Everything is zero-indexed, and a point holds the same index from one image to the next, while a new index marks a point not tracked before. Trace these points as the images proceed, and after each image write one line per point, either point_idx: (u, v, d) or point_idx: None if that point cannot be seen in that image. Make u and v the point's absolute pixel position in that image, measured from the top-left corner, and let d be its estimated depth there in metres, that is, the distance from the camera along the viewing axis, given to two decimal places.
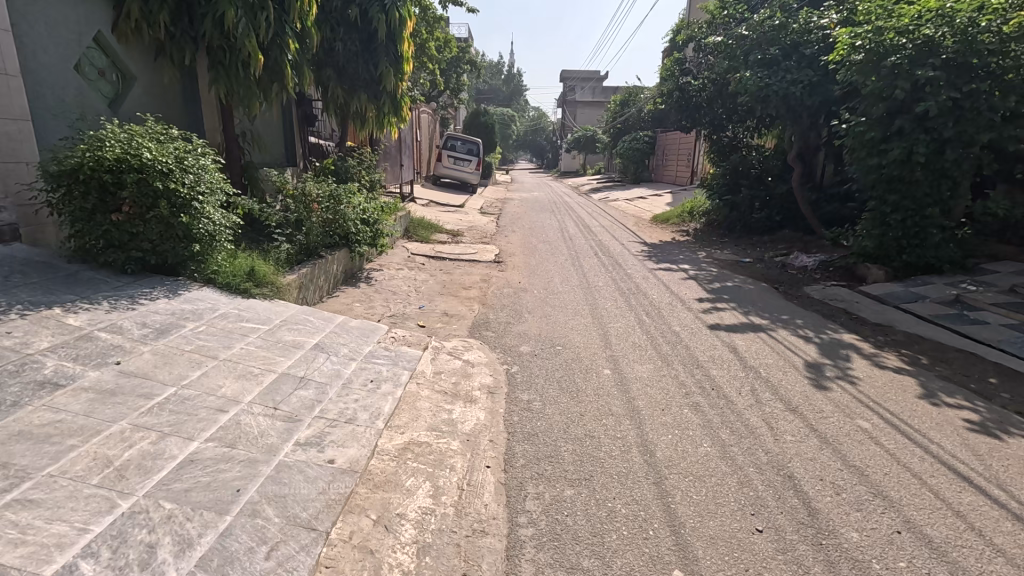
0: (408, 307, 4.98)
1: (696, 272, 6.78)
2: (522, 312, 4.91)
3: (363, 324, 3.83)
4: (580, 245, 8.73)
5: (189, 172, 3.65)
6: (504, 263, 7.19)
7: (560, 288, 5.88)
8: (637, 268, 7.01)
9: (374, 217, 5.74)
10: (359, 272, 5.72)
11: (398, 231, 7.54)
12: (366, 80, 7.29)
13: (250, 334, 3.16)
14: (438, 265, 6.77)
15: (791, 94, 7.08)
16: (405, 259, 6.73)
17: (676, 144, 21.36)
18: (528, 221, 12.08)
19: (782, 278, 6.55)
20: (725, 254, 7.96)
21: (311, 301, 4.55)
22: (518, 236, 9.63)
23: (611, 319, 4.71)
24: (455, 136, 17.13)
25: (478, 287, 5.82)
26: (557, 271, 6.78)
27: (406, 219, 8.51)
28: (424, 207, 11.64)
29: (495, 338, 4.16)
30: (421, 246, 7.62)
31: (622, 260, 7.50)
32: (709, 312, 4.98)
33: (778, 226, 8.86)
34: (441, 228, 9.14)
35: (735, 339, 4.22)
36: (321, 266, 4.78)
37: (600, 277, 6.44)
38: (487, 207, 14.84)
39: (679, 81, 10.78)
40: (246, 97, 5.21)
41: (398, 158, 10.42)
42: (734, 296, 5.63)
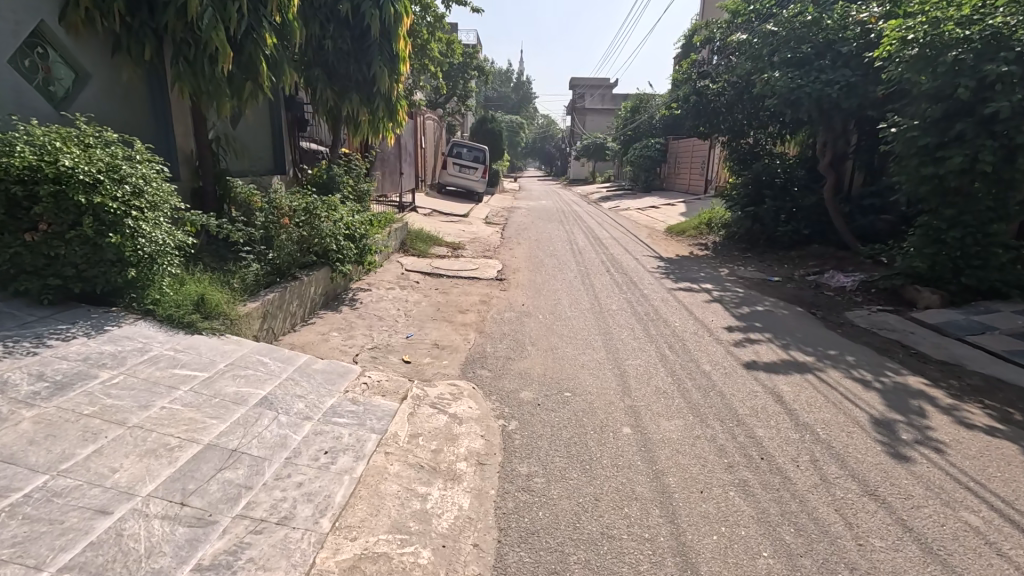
0: (394, 336, 4.34)
1: (721, 293, 6.08)
2: (526, 343, 4.25)
3: (330, 365, 3.19)
4: (590, 259, 8.06)
5: (124, 183, 3.05)
6: (506, 280, 6.55)
7: (569, 311, 5.22)
8: (654, 288, 6.32)
9: (360, 232, 5.12)
10: (341, 294, 5.12)
11: (391, 246, 6.93)
12: (359, 80, 6.71)
13: (180, 388, 2.52)
14: (434, 284, 6.13)
15: (827, 96, 6.38)
16: (398, 277, 6.11)
17: (690, 151, 20.68)
18: (535, 232, 11.45)
19: (818, 300, 5.83)
20: (750, 271, 7.25)
21: (278, 332, 3.92)
22: (524, 249, 8.99)
23: (629, 354, 4.03)
24: (460, 143, 16.44)
25: (476, 311, 5.18)
26: (565, 290, 6.12)
27: (402, 232, 7.91)
28: (425, 217, 11.04)
29: (492, 379, 3.51)
30: (418, 262, 7.00)
31: (638, 278, 6.81)
32: (743, 345, 4.28)
33: (806, 240, 8.13)
34: (440, 240, 8.53)
35: (778, 382, 3.53)
36: (294, 290, 4.17)
37: (613, 299, 5.76)
38: (493, 216, 14.23)
39: (696, 85, 10.12)
40: (215, 97, 4.61)
41: (396, 164, 9.86)
42: (767, 323, 4.93)
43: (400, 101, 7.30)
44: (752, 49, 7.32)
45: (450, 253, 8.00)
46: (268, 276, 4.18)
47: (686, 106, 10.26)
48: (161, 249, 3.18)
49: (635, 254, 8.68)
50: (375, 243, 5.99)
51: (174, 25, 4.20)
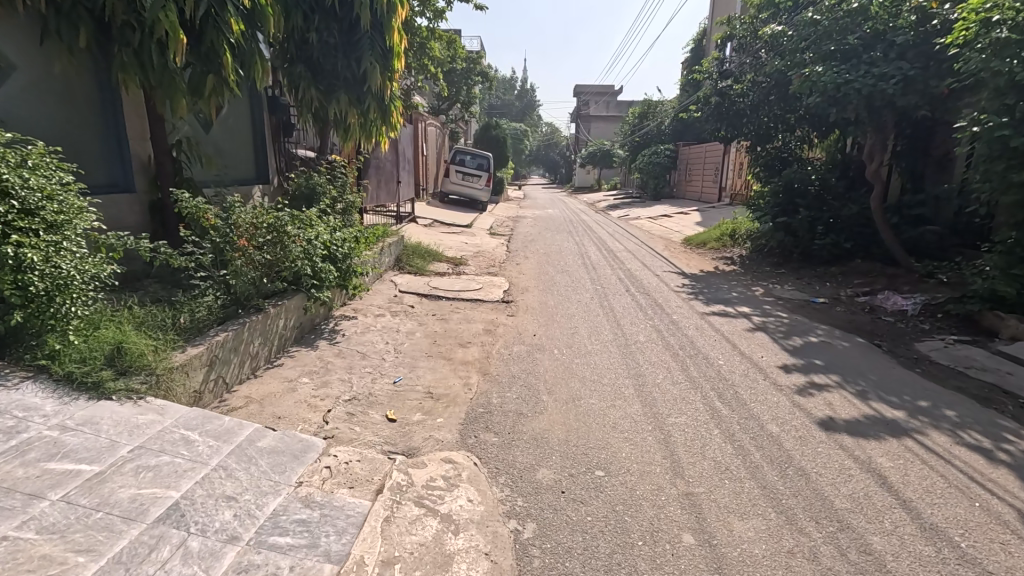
0: (378, 382, 3.56)
1: (761, 318, 5.27)
2: (541, 390, 3.46)
3: (282, 439, 2.39)
4: (606, 276, 7.29)
5: (8, 198, 2.31)
6: (513, 303, 5.77)
7: (589, 343, 4.42)
8: (684, 312, 5.52)
9: (340, 252, 4.35)
10: (318, 325, 4.35)
11: (382, 264, 6.17)
12: (347, 77, 5.98)
13: (48, 496, 1.72)
14: (431, 309, 5.35)
15: (879, 92, 5.60)
16: (389, 302, 5.33)
17: (702, 157, 19.88)
18: (543, 244, 10.66)
19: (878, 328, 5.00)
20: (788, 291, 6.43)
21: (230, 382, 3.13)
22: (531, 264, 8.22)
23: (671, 406, 3.24)
24: (464, 150, 15.86)
25: (480, 344, 4.39)
26: (581, 316, 5.33)
27: (397, 246, 7.14)
28: (424, 229, 10.29)
29: (501, 449, 2.72)
30: (413, 283, 6.22)
31: (663, 299, 6.02)
32: (809, 392, 3.47)
33: (847, 254, 7.31)
34: (440, 255, 7.75)
35: (873, 452, 2.71)
36: (255, 326, 3.41)
37: (638, 327, 4.96)
38: (497, 227, 13.47)
39: (717, 85, 9.40)
40: (168, 92, 3.86)
41: (394, 172, 9.12)
42: (829, 360, 4.12)
43: (395, 101, 6.55)
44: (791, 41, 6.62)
45: (450, 270, 7.23)
46: (224, 308, 3.42)
47: (707, 108, 9.53)
48: (65, 282, 2.40)
49: (655, 270, 7.87)
50: (362, 262, 5.20)
51: (115, 6, 3.47)
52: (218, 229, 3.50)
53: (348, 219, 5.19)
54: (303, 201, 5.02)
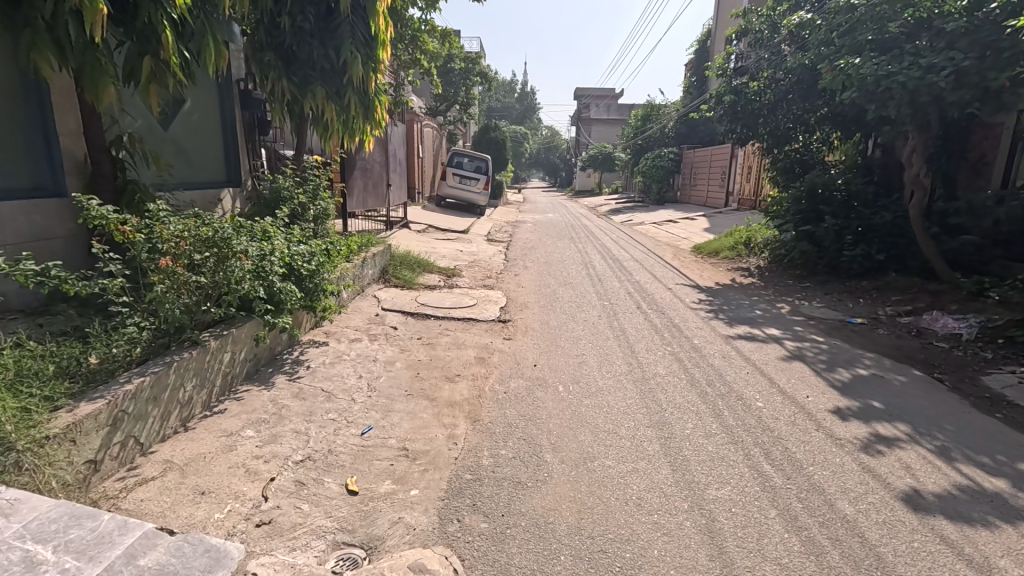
0: (341, 433, 2.89)
1: (795, 343, 4.60)
2: (545, 446, 2.79)
3: (178, 548, 1.73)
4: (614, 290, 6.63)
5: None
6: (511, 323, 5.10)
7: (599, 376, 3.75)
8: (706, 334, 4.85)
9: (306, 269, 3.68)
10: (278, 355, 3.68)
11: (363, 277, 5.50)
12: (324, 68, 5.30)
13: None
14: (416, 332, 4.67)
15: (926, 87, 4.96)
16: (367, 324, 4.65)
17: (708, 160, 19.25)
18: (544, 251, 10.00)
19: (932, 356, 4.33)
20: (818, 308, 5.76)
21: (149, 440, 2.47)
22: (531, 275, 7.55)
23: (710, 470, 2.57)
24: (462, 152, 15.23)
25: (470, 378, 3.72)
26: (589, 339, 4.66)
27: (383, 257, 6.46)
28: (417, 235, 9.63)
29: (492, 543, 2.04)
30: (398, 299, 5.55)
31: (681, 319, 5.37)
32: (878, 449, 2.80)
33: (879, 267, 6.65)
34: (431, 266, 7.07)
35: (988, 548, 2.04)
36: (188, 365, 2.73)
37: (655, 353, 4.29)
38: (496, 233, 12.82)
39: (732, 83, 8.80)
40: (94, 77, 3.19)
41: (383, 175, 8.45)
42: (888, 400, 3.44)
43: (379, 96, 5.87)
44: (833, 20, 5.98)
45: (441, 282, 6.56)
46: (150, 343, 2.76)
47: (721, 107, 8.92)
48: None
49: (666, 282, 7.21)
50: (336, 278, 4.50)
51: None
52: (136, 245, 2.74)
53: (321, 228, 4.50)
54: (267, 206, 4.34)
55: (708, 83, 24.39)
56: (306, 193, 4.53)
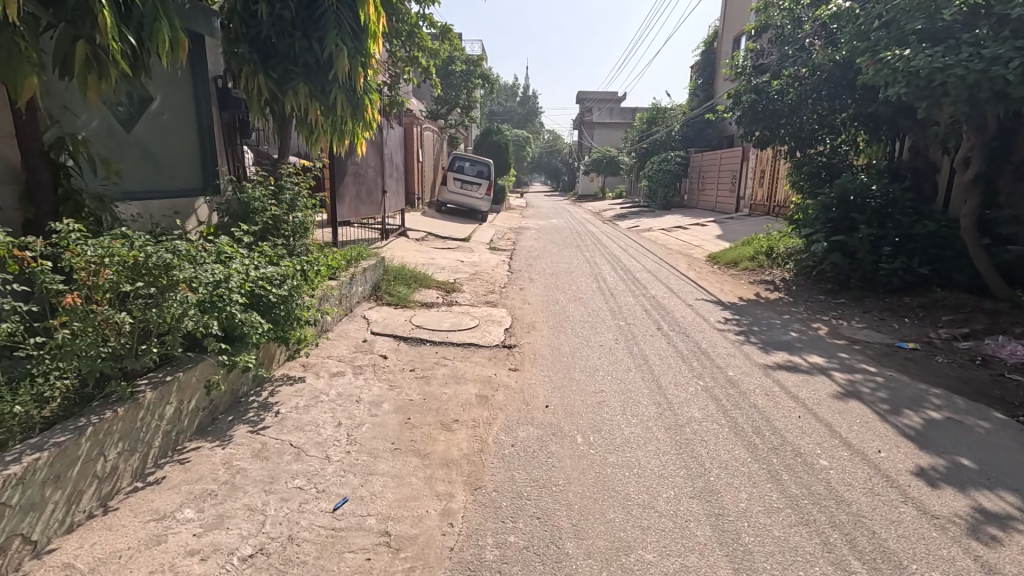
0: (308, 508, 2.30)
1: (845, 375, 4.00)
2: (566, 530, 2.19)
3: None
4: (629, 308, 6.04)
5: None
6: (517, 349, 4.51)
7: (623, 422, 3.16)
8: (742, 363, 4.25)
9: (274, 294, 3.10)
10: (240, 398, 3.09)
11: (350, 297, 4.92)
12: (308, 63, 4.73)
13: None
14: (409, 363, 4.08)
15: (989, 80, 4.37)
16: (353, 355, 4.05)
17: (717, 164, 18.69)
18: (550, 261, 9.41)
19: (1009, 391, 3.72)
20: (860, 330, 5.16)
21: (48, 535, 1.89)
22: (537, 289, 6.96)
23: (784, 570, 1.97)
24: (463, 156, 14.70)
25: (471, 425, 3.12)
26: (606, 369, 4.07)
27: (376, 271, 5.88)
28: (415, 245, 9.06)
29: None
30: (391, 321, 4.96)
31: (708, 343, 4.78)
32: (992, 532, 2.20)
33: (921, 282, 6.04)
34: (429, 280, 6.49)
35: None
36: (110, 429, 2.13)
37: (685, 389, 3.69)
38: (498, 240, 12.26)
39: (752, 81, 8.22)
40: (13, 65, 2.63)
41: (378, 181, 7.88)
42: (978, 456, 2.84)
43: (370, 95, 5.30)
44: (879, 6, 5.39)
45: (439, 298, 5.98)
46: (64, 401, 2.18)
47: (741, 108, 8.34)
48: None
49: (685, 298, 6.62)
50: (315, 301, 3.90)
51: None
52: (41, 275, 2.14)
53: (297, 245, 3.89)
54: (234, 220, 3.73)
55: (715, 86, 23.87)
56: (282, 203, 3.95)
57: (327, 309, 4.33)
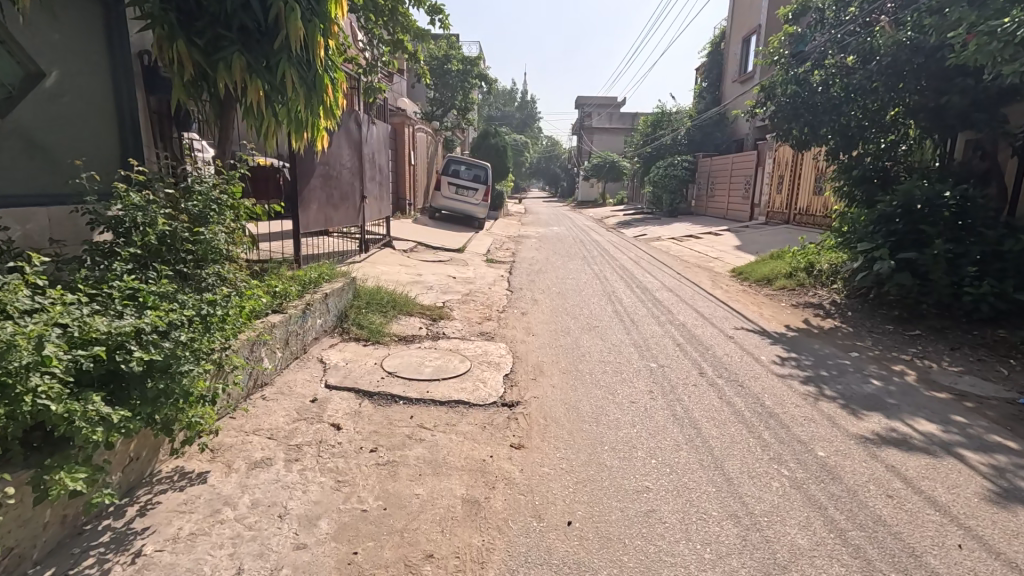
0: None
1: (982, 456, 2.86)
2: None
3: None
4: (658, 342, 4.89)
5: None
6: (521, 410, 3.36)
7: (690, 559, 2.03)
8: (831, 433, 3.11)
9: (138, 360, 1.96)
10: (81, 528, 1.94)
11: (300, 336, 3.75)
12: (245, 27, 3.58)
13: None
14: (372, 437, 2.92)
15: None
16: (291, 427, 2.88)
17: (728, 169, 17.68)
18: (555, 277, 8.28)
19: None
20: (962, 378, 4.01)
21: None
22: (543, 315, 5.81)
23: None
24: (458, 158, 13.58)
25: (454, 568, 1.97)
26: (645, 446, 2.93)
27: (344, 297, 4.72)
28: (400, 258, 7.90)
29: None
30: (356, 367, 3.80)
31: (773, 398, 3.63)
32: None
33: (1016, 311, 4.92)
34: (412, 304, 5.33)
35: None
36: None
37: (766, 484, 2.55)
38: (496, 251, 11.12)
39: (792, 71, 7.13)
40: None
41: (354, 186, 6.71)
42: None
43: (333, 74, 4.12)
44: None
45: (423, 329, 4.82)
46: None
47: (778, 101, 7.23)
48: None
49: (723, 328, 5.46)
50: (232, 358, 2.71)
51: None
52: None
53: (207, 276, 2.70)
54: (101, 243, 2.51)
55: (723, 88, 22.92)
56: (185, 217, 2.79)
57: (256, 358, 3.14)
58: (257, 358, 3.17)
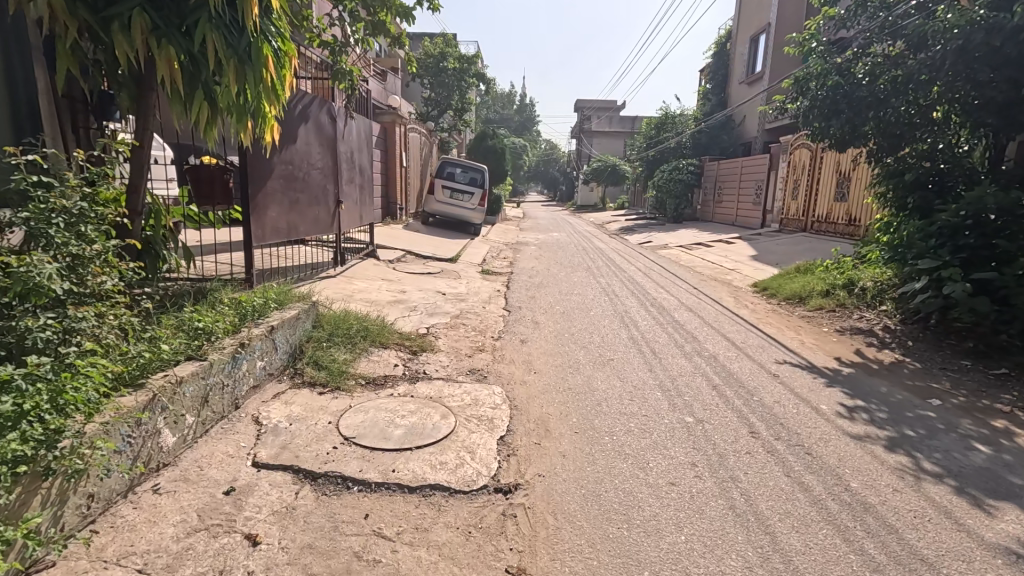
0: None
1: None
2: None
3: None
4: (690, 384, 3.97)
5: None
6: (520, 500, 2.45)
7: None
8: (964, 544, 2.19)
9: None
10: None
11: (226, 390, 2.83)
12: None
13: None
14: (304, 559, 1.98)
15: None
16: (179, 548, 1.93)
17: (737, 174, 16.85)
18: (558, 292, 7.37)
19: None
20: None
21: None
22: (546, 343, 4.90)
23: None
24: (453, 160, 12.69)
25: None
26: (702, 571, 2.01)
27: (301, 329, 3.80)
28: (383, 271, 6.97)
29: None
30: (301, 431, 2.86)
31: (857, 475, 2.71)
32: None
33: None
34: (389, 333, 4.40)
35: None
36: None
37: None
38: (493, 262, 10.21)
39: (830, 61, 6.26)
40: None
41: (326, 191, 5.77)
42: None
43: (282, 44, 3.18)
44: None
45: (399, 366, 3.90)
46: None
47: (814, 96, 6.33)
48: None
49: (763, 362, 4.54)
50: (88, 443, 1.85)
51: None
52: None
53: (29, 331, 1.90)
54: None
55: (728, 90, 22.16)
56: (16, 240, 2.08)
57: (141, 436, 2.21)
58: (145, 435, 2.24)
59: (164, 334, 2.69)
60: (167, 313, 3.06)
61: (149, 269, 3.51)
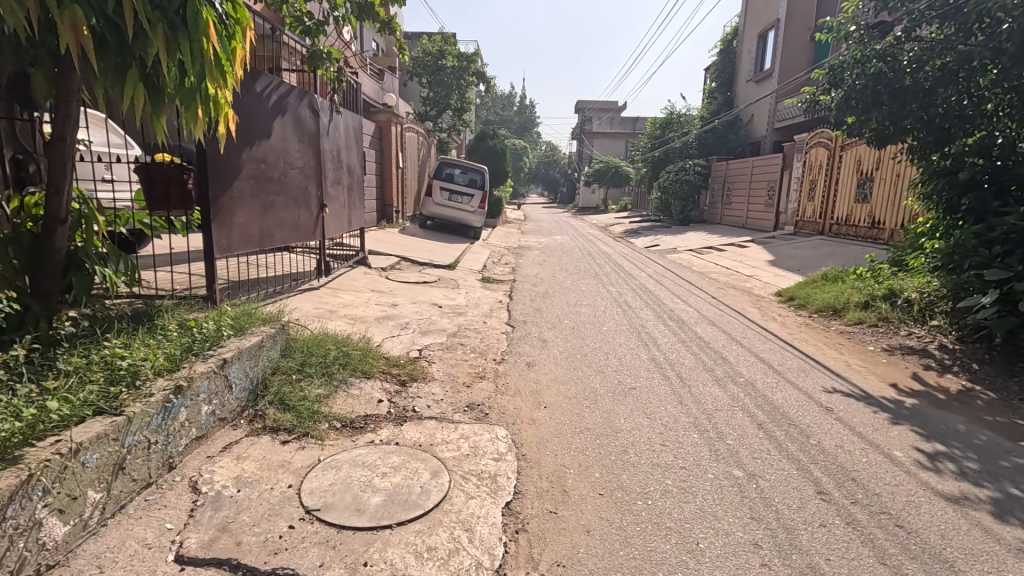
0: None
1: None
2: None
3: None
4: (731, 422, 3.33)
5: None
6: None
7: None
8: None
9: None
10: None
11: (153, 449, 2.20)
12: None
13: None
14: None
15: None
16: None
17: (747, 174, 16.22)
18: (566, 302, 6.73)
19: None
20: None
21: None
22: (556, 366, 4.26)
23: None
24: (452, 161, 12.07)
25: None
26: None
27: (267, 358, 3.16)
28: (374, 281, 6.33)
29: None
30: (250, 502, 2.22)
31: (973, 563, 2.08)
32: None
33: None
34: (374, 357, 3.76)
35: None
36: None
37: None
38: (494, 268, 9.57)
39: (870, 47, 5.62)
40: None
41: (308, 191, 5.14)
42: None
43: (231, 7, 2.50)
44: None
45: (383, 402, 3.27)
46: None
47: (851, 86, 5.69)
48: None
49: (810, 391, 3.90)
50: None
51: None
52: None
53: None
54: None
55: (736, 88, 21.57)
56: None
57: (6, 536, 1.59)
58: (13, 534, 1.62)
59: (64, 386, 2.09)
60: (88, 349, 2.45)
61: (78, 290, 2.91)
